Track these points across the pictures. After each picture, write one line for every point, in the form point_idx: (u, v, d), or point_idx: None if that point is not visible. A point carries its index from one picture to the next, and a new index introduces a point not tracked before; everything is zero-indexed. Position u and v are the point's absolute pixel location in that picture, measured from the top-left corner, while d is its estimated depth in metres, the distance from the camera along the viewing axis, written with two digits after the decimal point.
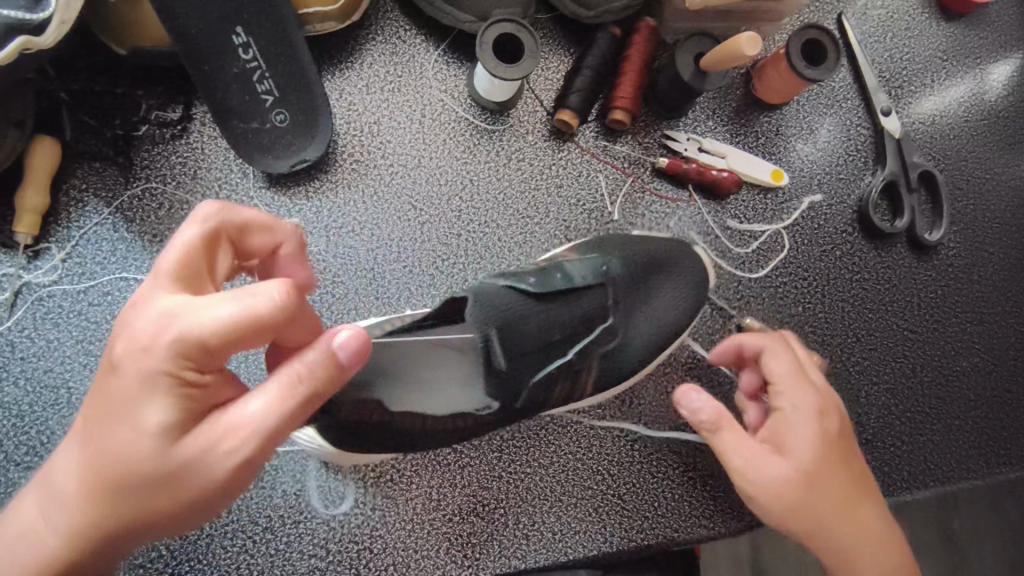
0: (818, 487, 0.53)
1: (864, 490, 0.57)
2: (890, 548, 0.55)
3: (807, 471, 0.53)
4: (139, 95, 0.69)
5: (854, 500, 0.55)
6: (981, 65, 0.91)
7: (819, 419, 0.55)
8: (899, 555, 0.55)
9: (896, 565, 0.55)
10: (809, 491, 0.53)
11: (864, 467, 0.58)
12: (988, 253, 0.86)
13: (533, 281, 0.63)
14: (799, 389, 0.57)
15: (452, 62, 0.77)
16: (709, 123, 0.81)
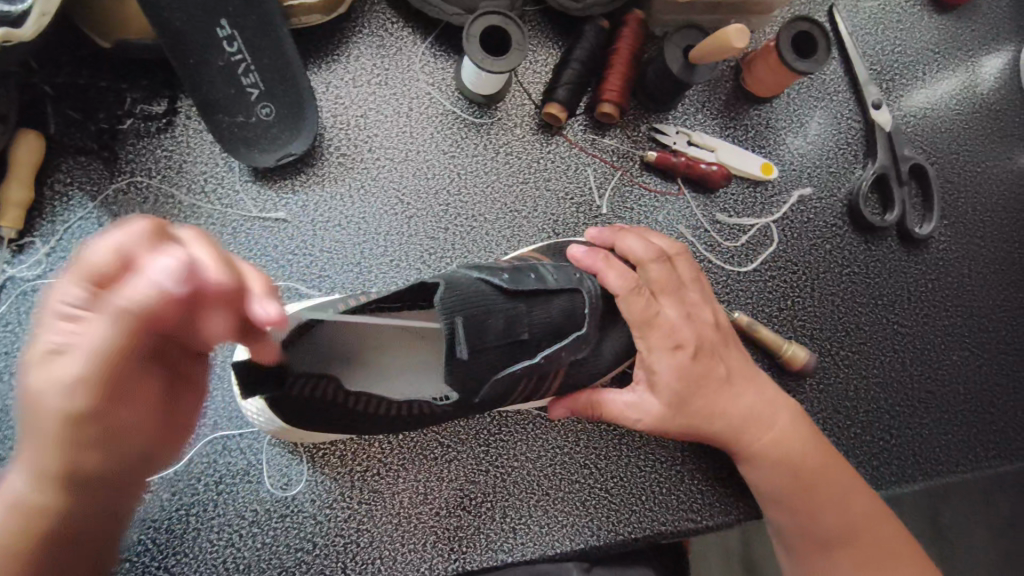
0: (691, 409, 0.62)
1: (738, 389, 0.64)
2: (779, 441, 0.64)
3: (673, 401, 0.61)
4: (124, 88, 0.68)
5: (718, 406, 0.63)
6: (973, 58, 0.90)
7: (666, 356, 0.61)
8: (792, 445, 0.64)
9: (785, 453, 0.64)
10: (681, 416, 0.62)
11: (737, 369, 0.65)
12: (979, 246, 0.86)
13: (505, 277, 0.61)
14: (646, 331, 0.62)
15: (440, 55, 0.76)
16: (699, 116, 0.81)
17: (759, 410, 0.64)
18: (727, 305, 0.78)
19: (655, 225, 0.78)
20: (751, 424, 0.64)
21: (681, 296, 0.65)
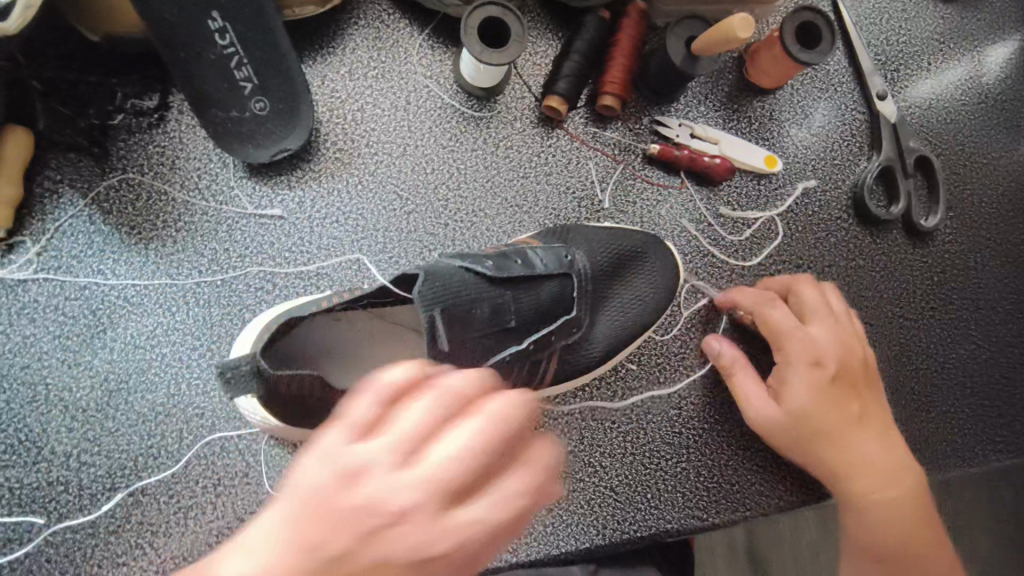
0: (809, 417, 0.64)
1: (867, 430, 0.65)
2: (891, 484, 0.63)
3: (794, 413, 0.65)
4: (114, 83, 0.67)
5: (841, 436, 0.64)
6: (978, 47, 0.89)
7: (811, 371, 0.65)
8: (898, 489, 0.63)
9: (894, 495, 0.63)
10: (795, 419, 0.65)
11: (874, 411, 0.66)
12: (985, 239, 0.85)
13: (491, 263, 0.60)
14: (795, 347, 0.66)
15: (437, 47, 0.75)
16: (701, 108, 0.80)
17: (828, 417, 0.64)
18: None
19: (658, 220, 0.77)
20: (841, 447, 0.64)
21: (836, 321, 0.67)
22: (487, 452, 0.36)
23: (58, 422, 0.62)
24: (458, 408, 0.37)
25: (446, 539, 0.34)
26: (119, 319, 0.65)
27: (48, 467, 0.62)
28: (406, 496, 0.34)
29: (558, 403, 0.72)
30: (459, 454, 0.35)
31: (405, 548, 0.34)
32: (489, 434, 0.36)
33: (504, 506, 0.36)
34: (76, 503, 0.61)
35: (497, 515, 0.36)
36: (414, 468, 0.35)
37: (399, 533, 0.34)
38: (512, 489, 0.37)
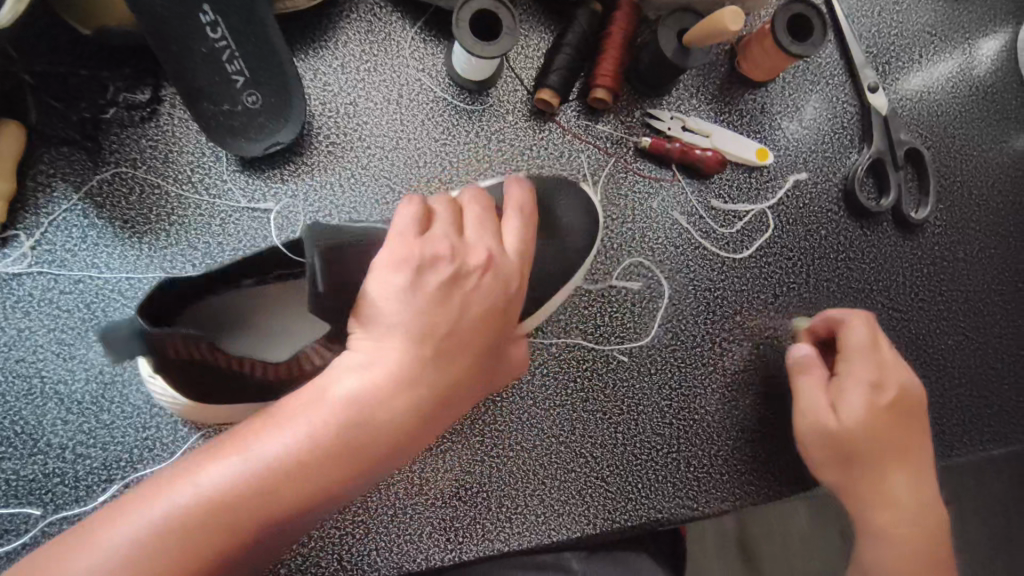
0: (876, 430, 0.65)
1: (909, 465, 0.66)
2: (921, 519, 0.64)
3: (863, 422, 0.65)
4: (105, 76, 0.67)
5: (886, 462, 0.65)
6: (970, 40, 0.89)
7: (874, 391, 0.66)
8: (927, 529, 0.64)
9: (922, 530, 0.64)
10: (863, 428, 0.65)
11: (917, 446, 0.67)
12: (974, 231, 0.85)
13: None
14: (865, 360, 0.68)
15: (430, 40, 0.75)
16: (693, 101, 0.80)
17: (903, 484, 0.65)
18: (721, 292, 0.78)
19: (649, 213, 0.77)
20: (884, 476, 0.65)
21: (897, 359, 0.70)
22: (452, 301, 0.49)
23: (53, 414, 0.63)
24: (416, 277, 0.49)
25: (421, 379, 0.47)
26: (113, 312, 0.65)
27: (44, 459, 0.62)
28: (372, 365, 0.46)
29: (550, 394, 0.73)
30: (426, 301, 0.49)
31: (386, 398, 0.46)
32: (450, 287, 0.49)
33: (471, 335, 0.50)
34: (73, 494, 0.62)
35: (470, 338, 0.50)
36: (387, 331, 0.48)
37: (375, 388, 0.45)
38: (477, 321, 0.50)
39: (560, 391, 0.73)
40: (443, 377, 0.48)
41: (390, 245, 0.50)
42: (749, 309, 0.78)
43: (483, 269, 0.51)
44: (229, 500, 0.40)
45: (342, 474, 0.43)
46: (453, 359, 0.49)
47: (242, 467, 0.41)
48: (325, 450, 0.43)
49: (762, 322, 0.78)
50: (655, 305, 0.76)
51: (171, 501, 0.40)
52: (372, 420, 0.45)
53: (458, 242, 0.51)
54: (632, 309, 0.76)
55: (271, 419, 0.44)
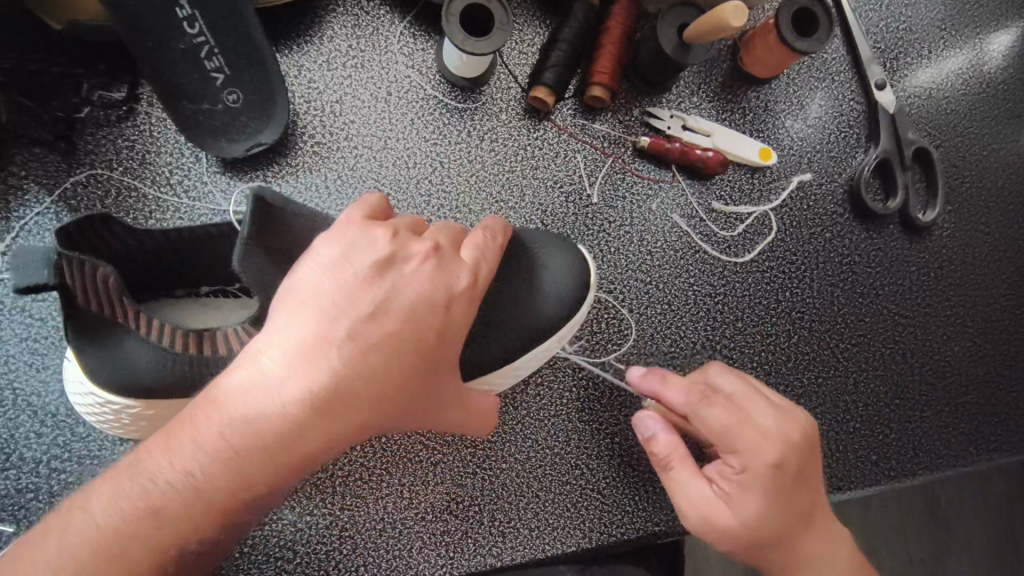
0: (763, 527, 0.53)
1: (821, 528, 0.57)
2: None
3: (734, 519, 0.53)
4: (79, 74, 0.64)
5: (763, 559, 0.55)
6: (980, 35, 0.86)
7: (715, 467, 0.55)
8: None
9: None
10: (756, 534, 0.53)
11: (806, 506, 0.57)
12: (983, 233, 0.83)
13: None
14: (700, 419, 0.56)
15: (419, 35, 0.72)
16: (694, 98, 0.77)
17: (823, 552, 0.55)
18: (721, 297, 0.75)
19: (648, 215, 0.75)
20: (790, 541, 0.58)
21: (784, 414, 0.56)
22: (373, 288, 0.43)
23: (27, 427, 0.60)
24: (343, 262, 0.44)
25: (329, 375, 0.40)
26: None
27: (17, 475, 0.60)
28: (274, 361, 0.40)
29: (544, 404, 0.70)
30: (345, 288, 0.43)
31: (285, 398, 0.39)
32: (375, 276, 0.44)
33: (399, 325, 0.43)
34: (47, 511, 0.60)
35: (396, 328, 0.43)
36: (295, 319, 0.42)
37: (274, 386, 0.40)
38: (404, 310, 0.43)
39: (555, 400, 0.70)
40: (360, 374, 0.41)
41: (327, 234, 0.46)
42: (750, 314, 0.76)
43: (421, 258, 0.45)
44: (116, 526, 0.37)
45: (239, 487, 0.39)
46: (372, 356, 0.42)
47: (131, 488, 0.38)
48: (216, 462, 0.38)
49: (763, 328, 0.76)
50: (653, 311, 0.73)
51: (61, 532, 0.38)
52: (268, 424, 0.39)
53: (400, 232, 0.46)
54: (629, 315, 0.73)
55: (171, 430, 0.40)
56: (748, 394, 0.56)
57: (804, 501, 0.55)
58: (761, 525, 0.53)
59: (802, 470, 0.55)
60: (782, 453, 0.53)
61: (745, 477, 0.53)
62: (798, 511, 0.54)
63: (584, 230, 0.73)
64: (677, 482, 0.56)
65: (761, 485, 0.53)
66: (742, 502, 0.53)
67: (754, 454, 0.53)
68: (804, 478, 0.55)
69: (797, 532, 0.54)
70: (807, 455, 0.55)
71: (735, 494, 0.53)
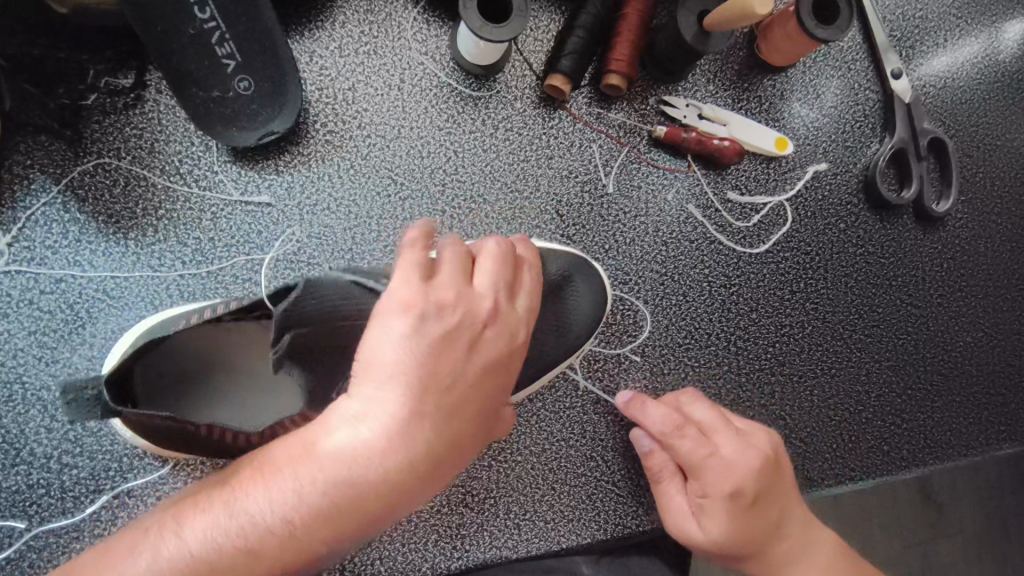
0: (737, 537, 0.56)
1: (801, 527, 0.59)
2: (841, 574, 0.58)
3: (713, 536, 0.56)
4: (84, 59, 0.62)
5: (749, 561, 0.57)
6: (995, 23, 0.85)
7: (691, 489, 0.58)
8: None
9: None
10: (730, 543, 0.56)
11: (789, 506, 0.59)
12: (995, 223, 0.82)
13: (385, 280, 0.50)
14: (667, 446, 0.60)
15: (433, 21, 0.70)
16: (710, 88, 0.76)
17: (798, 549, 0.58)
18: (736, 288, 0.75)
19: (663, 205, 0.74)
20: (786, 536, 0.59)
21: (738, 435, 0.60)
22: (451, 354, 0.40)
23: (37, 422, 0.59)
24: (422, 317, 0.40)
25: (418, 443, 0.39)
26: (97, 313, 0.61)
27: (28, 470, 0.59)
28: (361, 425, 0.38)
29: (560, 396, 0.70)
30: (423, 353, 0.40)
31: (381, 463, 0.38)
32: (453, 341, 0.40)
33: (474, 386, 0.41)
34: (60, 506, 0.59)
35: (473, 390, 0.41)
36: (376, 383, 0.39)
37: (366, 453, 0.38)
38: (479, 372, 0.41)
39: (570, 392, 0.70)
40: (441, 442, 0.39)
41: (398, 274, 0.41)
42: (764, 306, 0.75)
43: (495, 313, 0.43)
44: (209, 564, 0.37)
45: (331, 542, 0.38)
46: (452, 423, 0.40)
47: (226, 525, 0.38)
48: (312, 521, 0.37)
49: (777, 319, 0.76)
50: (668, 303, 0.73)
51: (152, 553, 0.38)
52: (363, 487, 0.38)
53: (471, 285, 0.42)
54: (644, 306, 0.72)
55: (264, 475, 0.39)
56: (712, 424, 0.61)
57: (772, 512, 0.57)
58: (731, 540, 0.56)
59: (767, 489, 0.57)
60: (747, 478, 0.56)
61: (707, 499, 0.56)
62: (770, 522, 0.57)
63: (599, 221, 0.72)
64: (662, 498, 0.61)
65: (723, 507, 0.56)
66: (711, 521, 0.56)
67: (718, 475, 0.56)
68: (770, 497, 0.57)
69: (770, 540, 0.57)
70: (774, 477, 0.58)
71: (703, 514, 0.57)
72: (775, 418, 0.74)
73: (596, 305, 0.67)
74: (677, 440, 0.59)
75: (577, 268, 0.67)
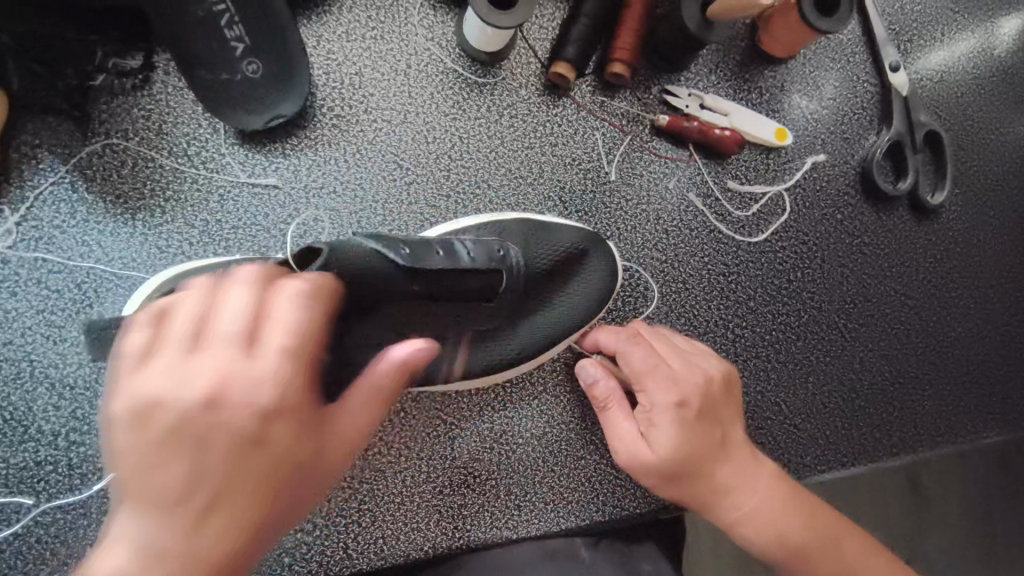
0: (687, 449, 0.58)
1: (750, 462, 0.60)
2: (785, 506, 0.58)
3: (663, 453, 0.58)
4: (93, 40, 0.62)
5: (703, 479, 0.58)
6: (991, 18, 0.87)
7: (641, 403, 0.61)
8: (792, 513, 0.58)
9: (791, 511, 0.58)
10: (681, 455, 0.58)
11: (734, 435, 0.61)
12: (988, 215, 0.84)
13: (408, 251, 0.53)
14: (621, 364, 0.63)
15: (439, 7, 0.71)
16: (712, 78, 0.77)
17: (742, 474, 0.59)
18: (735, 277, 0.76)
19: (664, 193, 0.75)
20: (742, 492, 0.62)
21: (685, 358, 0.64)
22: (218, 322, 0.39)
23: (44, 399, 0.60)
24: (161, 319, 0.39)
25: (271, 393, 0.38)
26: (105, 293, 0.61)
27: (36, 447, 0.59)
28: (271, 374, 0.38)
29: (561, 379, 0.71)
30: (174, 354, 0.38)
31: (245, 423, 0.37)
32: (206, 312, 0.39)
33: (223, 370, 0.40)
34: (67, 483, 0.59)
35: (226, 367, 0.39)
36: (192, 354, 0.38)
37: (235, 414, 0.37)
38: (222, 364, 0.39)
39: (571, 376, 0.71)
40: (360, 393, 0.43)
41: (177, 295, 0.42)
42: (762, 294, 0.77)
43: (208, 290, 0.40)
44: None
45: (229, 527, 0.37)
46: (364, 373, 0.43)
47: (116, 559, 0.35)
48: (190, 501, 0.36)
49: (774, 307, 0.77)
50: (668, 290, 0.74)
51: None
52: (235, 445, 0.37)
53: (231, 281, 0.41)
54: (645, 293, 0.73)
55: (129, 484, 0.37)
56: (669, 349, 0.64)
57: (717, 427, 0.60)
58: (677, 450, 0.58)
59: (710, 405, 0.60)
60: (690, 393, 0.60)
61: (654, 411, 0.59)
62: (713, 437, 0.59)
63: (602, 208, 0.73)
64: (608, 423, 0.62)
65: (671, 417, 0.59)
66: (660, 434, 0.58)
67: (661, 389, 0.60)
68: (717, 410, 0.61)
69: (715, 455, 0.59)
70: (719, 394, 0.62)
71: (652, 429, 0.59)
72: (771, 404, 0.75)
73: (612, 280, 0.69)
74: (629, 358, 0.63)
75: (593, 240, 0.69)
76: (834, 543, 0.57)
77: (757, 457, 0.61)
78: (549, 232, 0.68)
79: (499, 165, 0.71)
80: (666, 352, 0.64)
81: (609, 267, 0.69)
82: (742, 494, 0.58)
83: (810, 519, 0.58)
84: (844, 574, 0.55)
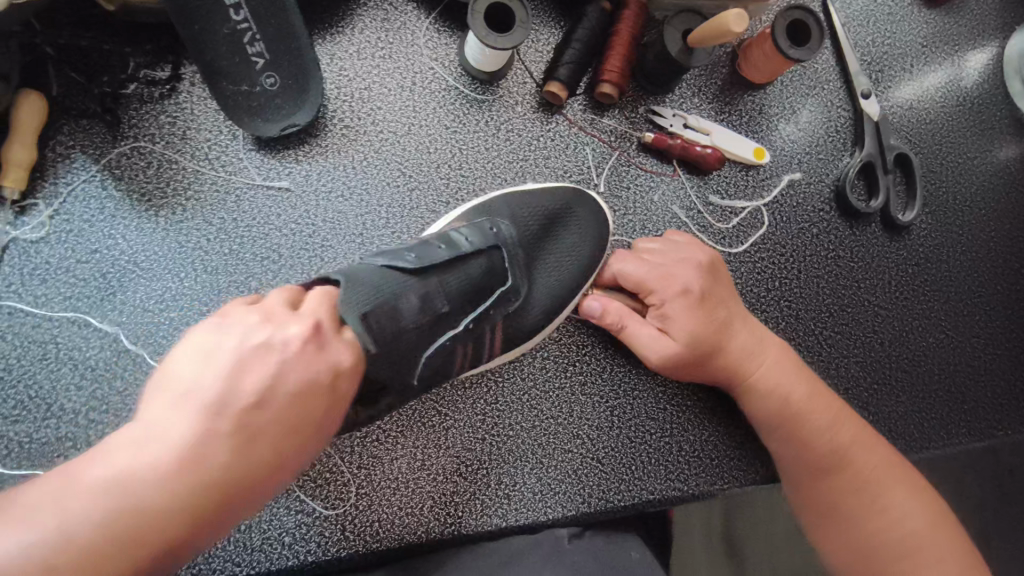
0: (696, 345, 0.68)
1: (754, 347, 0.69)
2: (793, 383, 0.68)
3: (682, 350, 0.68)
4: (127, 52, 0.68)
5: (714, 365, 0.68)
6: (959, 52, 0.93)
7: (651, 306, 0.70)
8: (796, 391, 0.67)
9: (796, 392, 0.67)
10: (691, 351, 0.68)
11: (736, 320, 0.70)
12: (957, 233, 0.89)
13: (413, 255, 0.59)
14: (631, 272, 0.71)
15: (443, 30, 0.77)
16: (695, 100, 0.83)
17: (753, 347, 0.69)
18: None
19: (649, 205, 0.80)
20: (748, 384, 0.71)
21: (679, 253, 0.72)
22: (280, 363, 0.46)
23: (67, 379, 0.64)
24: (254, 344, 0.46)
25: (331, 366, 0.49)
26: (128, 283, 0.66)
27: (57, 424, 0.62)
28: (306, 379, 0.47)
29: (551, 376, 0.75)
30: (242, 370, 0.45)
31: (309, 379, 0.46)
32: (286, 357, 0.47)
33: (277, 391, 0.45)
34: None
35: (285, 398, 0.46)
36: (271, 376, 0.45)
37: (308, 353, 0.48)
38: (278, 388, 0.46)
39: (560, 374, 0.76)
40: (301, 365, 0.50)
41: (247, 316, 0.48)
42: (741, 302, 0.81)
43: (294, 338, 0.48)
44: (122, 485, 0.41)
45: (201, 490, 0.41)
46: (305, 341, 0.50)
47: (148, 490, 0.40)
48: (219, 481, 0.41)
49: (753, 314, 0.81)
50: None
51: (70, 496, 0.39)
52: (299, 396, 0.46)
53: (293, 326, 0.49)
54: None
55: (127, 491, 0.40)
56: (666, 247, 0.72)
57: (719, 315, 0.69)
58: (687, 344, 0.68)
59: (713, 294, 0.70)
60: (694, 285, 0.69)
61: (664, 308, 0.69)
62: (715, 323, 0.69)
63: None
64: (631, 333, 0.70)
65: (680, 310, 0.68)
66: (676, 326, 0.68)
67: (665, 286, 0.69)
68: (713, 299, 0.70)
69: (719, 344, 0.68)
70: (714, 282, 0.71)
71: (669, 325, 0.69)
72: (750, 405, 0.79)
73: (599, 225, 0.74)
74: (634, 266, 0.71)
75: (574, 197, 0.75)
76: (833, 422, 0.67)
77: (768, 337, 0.71)
78: (532, 194, 0.73)
79: (495, 175, 0.76)
80: (664, 249, 0.72)
81: (592, 212, 0.75)
82: (750, 383, 0.68)
83: (815, 393, 0.68)
84: (839, 449, 0.65)
